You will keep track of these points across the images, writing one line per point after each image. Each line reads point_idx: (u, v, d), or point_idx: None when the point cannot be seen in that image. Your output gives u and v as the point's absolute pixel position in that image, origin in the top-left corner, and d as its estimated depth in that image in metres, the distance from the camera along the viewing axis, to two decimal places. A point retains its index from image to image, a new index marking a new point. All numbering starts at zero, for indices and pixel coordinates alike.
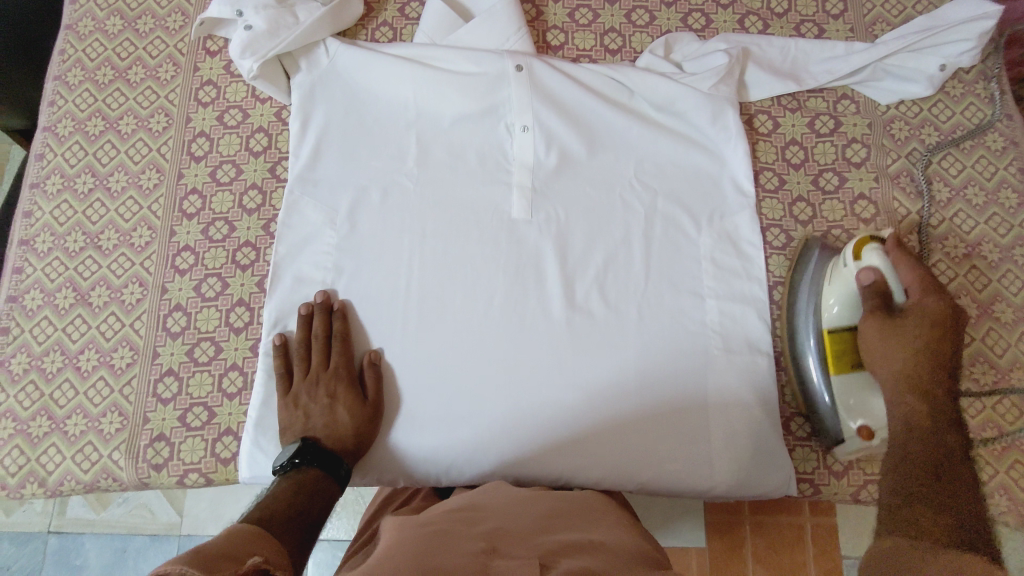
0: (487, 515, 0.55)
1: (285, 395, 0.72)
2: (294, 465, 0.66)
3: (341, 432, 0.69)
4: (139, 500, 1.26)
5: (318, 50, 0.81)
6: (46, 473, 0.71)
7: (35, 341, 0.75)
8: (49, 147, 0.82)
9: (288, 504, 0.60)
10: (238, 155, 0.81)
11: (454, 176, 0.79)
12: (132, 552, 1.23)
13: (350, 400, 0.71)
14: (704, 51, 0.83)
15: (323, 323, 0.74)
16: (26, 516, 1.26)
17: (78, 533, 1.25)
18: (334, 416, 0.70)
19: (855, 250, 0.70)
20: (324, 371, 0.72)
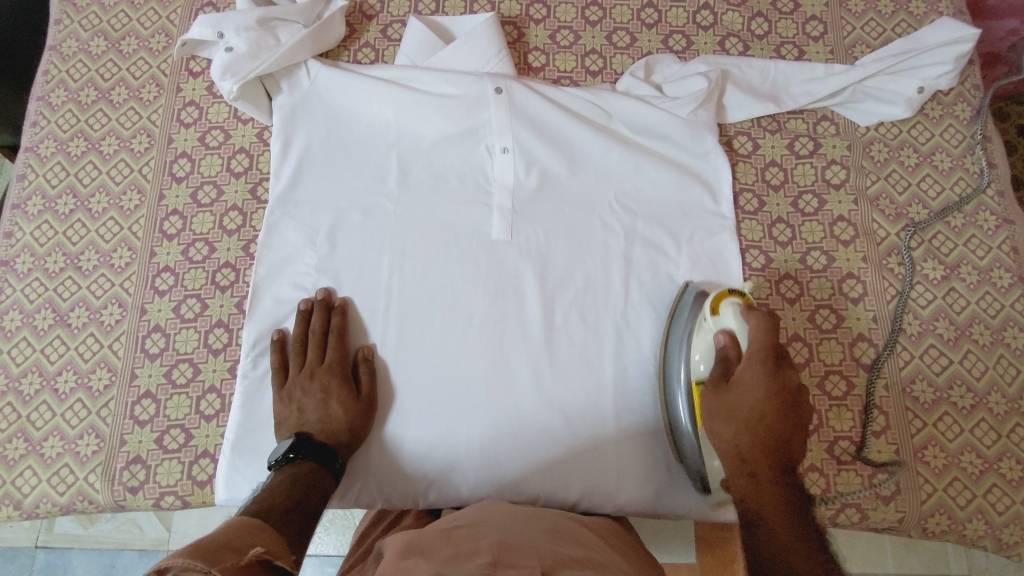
0: (487, 529, 0.55)
1: (281, 388, 0.72)
2: (289, 460, 0.66)
3: (332, 426, 0.69)
4: (128, 515, 1.26)
5: (299, 72, 0.82)
6: (22, 496, 0.71)
7: (13, 362, 0.75)
8: (30, 167, 0.82)
9: (288, 495, 0.61)
10: (220, 175, 0.82)
11: (436, 196, 0.79)
12: (121, 568, 1.23)
13: (343, 395, 0.71)
14: (684, 73, 0.83)
15: (322, 318, 0.74)
16: (13, 531, 1.26)
17: (66, 549, 1.25)
18: (327, 409, 0.70)
19: (714, 307, 0.68)
20: (320, 363, 0.73)
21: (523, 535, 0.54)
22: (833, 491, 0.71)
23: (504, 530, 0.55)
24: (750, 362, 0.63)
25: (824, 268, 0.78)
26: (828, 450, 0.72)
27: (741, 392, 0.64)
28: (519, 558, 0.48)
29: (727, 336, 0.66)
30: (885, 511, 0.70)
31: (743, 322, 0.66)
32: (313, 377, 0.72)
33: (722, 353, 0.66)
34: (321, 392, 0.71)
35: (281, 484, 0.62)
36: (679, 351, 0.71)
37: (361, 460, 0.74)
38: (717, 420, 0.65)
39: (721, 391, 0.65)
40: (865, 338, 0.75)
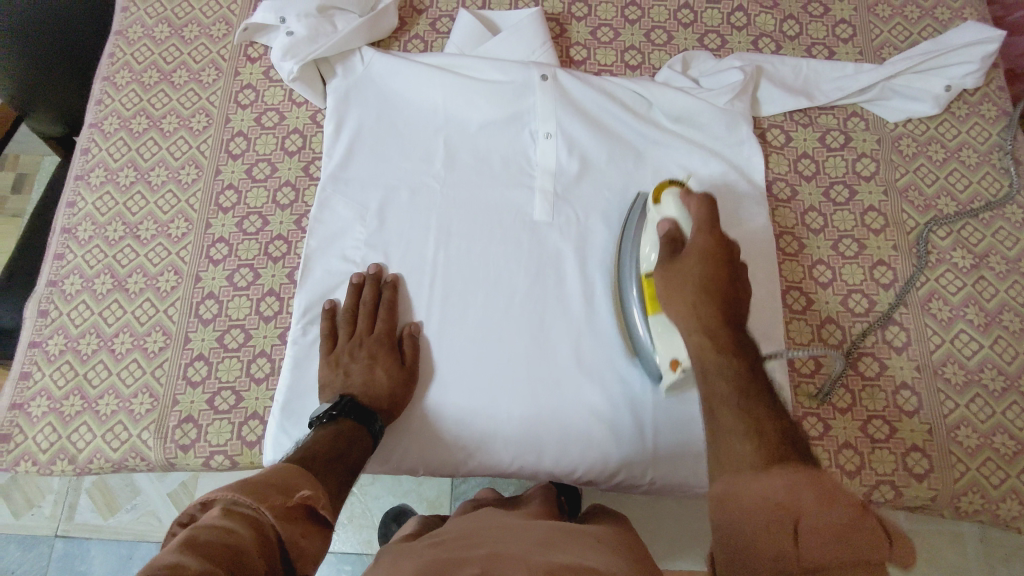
0: (482, 543, 0.58)
1: (328, 353, 0.75)
2: (330, 419, 0.68)
3: (376, 392, 0.72)
4: (149, 507, 1.32)
5: (353, 57, 0.86)
6: (77, 451, 0.73)
7: (72, 324, 0.78)
8: (94, 142, 0.86)
9: (329, 449, 0.62)
10: (274, 154, 0.85)
11: (481, 178, 0.83)
12: (138, 559, 1.30)
13: (389, 362, 0.73)
14: (720, 67, 0.87)
15: (373, 292, 0.77)
16: (34, 519, 1.34)
17: (85, 539, 1.31)
18: (372, 375, 0.72)
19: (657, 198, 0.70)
20: (368, 334, 0.75)
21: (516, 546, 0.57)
22: (868, 467, 0.72)
23: (499, 542, 0.57)
24: (698, 233, 0.63)
25: (856, 255, 0.81)
26: (862, 428, 0.74)
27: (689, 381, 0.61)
28: (506, 568, 0.50)
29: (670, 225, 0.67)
30: (919, 488, 0.71)
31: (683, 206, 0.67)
32: (361, 346, 0.75)
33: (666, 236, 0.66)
34: (368, 358, 0.73)
35: (322, 439, 0.64)
36: (632, 264, 0.74)
37: (403, 426, 0.76)
38: (671, 292, 0.62)
39: (670, 267, 0.63)
40: (896, 322, 0.77)
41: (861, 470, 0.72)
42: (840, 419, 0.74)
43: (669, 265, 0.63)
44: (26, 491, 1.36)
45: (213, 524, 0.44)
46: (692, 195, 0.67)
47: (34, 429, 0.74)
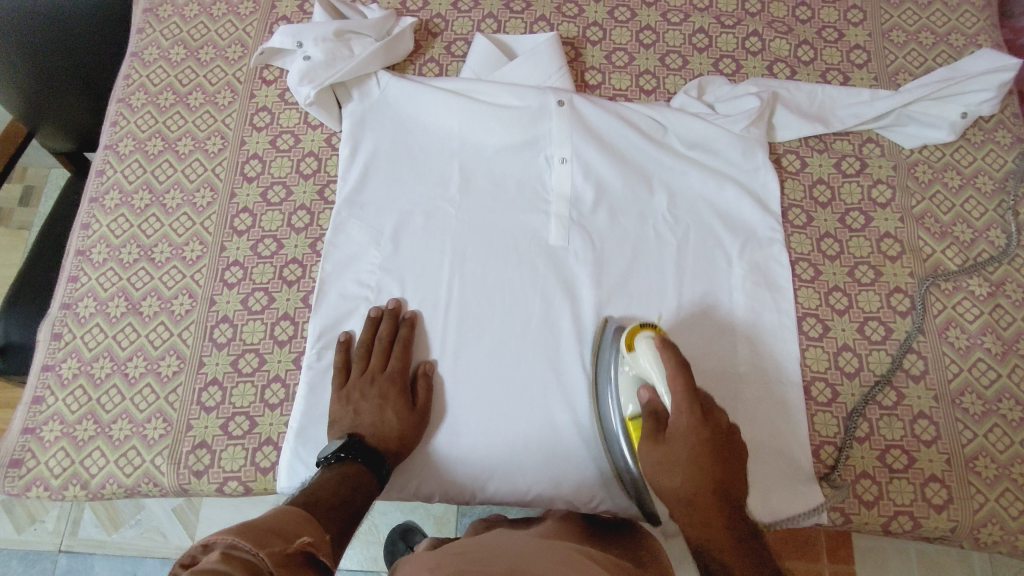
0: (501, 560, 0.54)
1: (340, 388, 0.74)
2: (339, 458, 0.67)
3: (386, 434, 0.71)
4: (152, 523, 1.36)
5: (369, 81, 0.86)
6: (89, 476, 0.73)
7: (85, 348, 0.78)
8: (109, 164, 0.86)
9: (335, 493, 0.61)
10: (289, 176, 0.85)
11: (496, 203, 0.83)
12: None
13: (400, 403, 0.72)
14: (735, 93, 0.87)
15: (390, 328, 0.77)
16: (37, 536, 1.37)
17: (88, 554, 1.35)
18: (382, 416, 0.71)
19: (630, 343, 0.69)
20: (381, 371, 0.75)
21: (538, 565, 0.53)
22: (887, 498, 0.71)
23: (518, 559, 0.54)
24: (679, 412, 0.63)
25: (872, 282, 0.80)
26: (880, 457, 0.73)
27: (673, 451, 0.63)
28: None
29: (649, 390, 0.67)
30: (938, 520, 0.70)
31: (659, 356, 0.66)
32: (373, 383, 0.74)
33: (648, 404, 0.66)
34: (379, 397, 0.72)
35: (329, 481, 0.63)
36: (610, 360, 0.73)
37: (420, 450, 0.75)
38: (663, 470, 0.63)
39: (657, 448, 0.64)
40: (913, 350, 0.77)
41: (880, 501, 0.71)
42: (858, 448, 0.74)
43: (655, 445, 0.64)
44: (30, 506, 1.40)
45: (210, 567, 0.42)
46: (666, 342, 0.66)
47: (47, 454, 0.73)
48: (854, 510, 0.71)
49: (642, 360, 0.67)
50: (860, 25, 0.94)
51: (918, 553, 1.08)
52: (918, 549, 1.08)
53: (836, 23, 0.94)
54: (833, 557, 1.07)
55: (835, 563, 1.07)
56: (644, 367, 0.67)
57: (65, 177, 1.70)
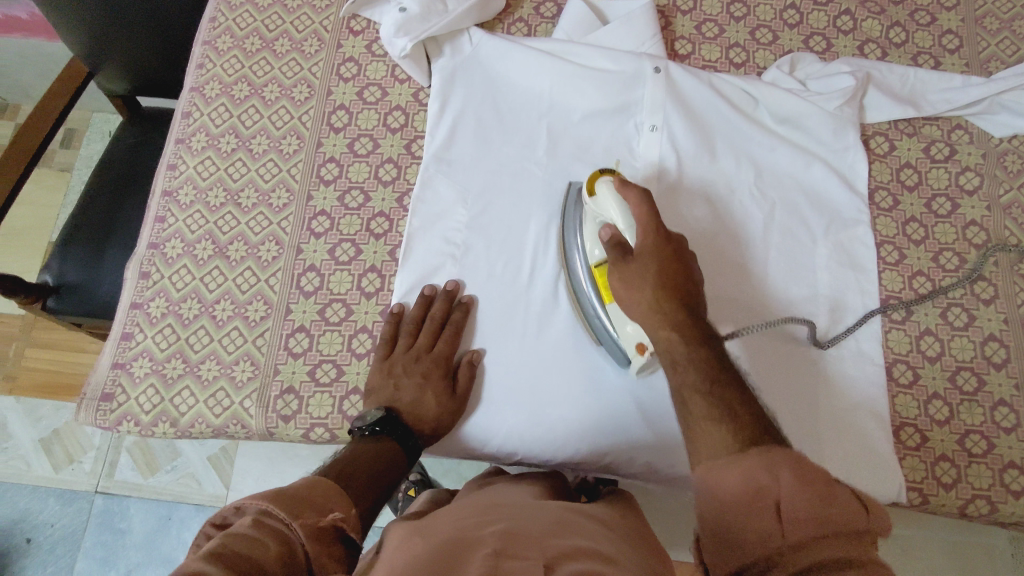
0: (497, 519, 0.54)
1: (383, 361, 0.74)
2: (374, 432, 0.66)
3: (422, 415, 0.70)
4: (186, 470, 1.44)
5: (462, 38, 0.85)
6: (178, 414, 0.74)
7: (173, 288, 0.78)
8: (195, 106, 0.86)
9: (371, 469, 0.61)
10: (376, 129, 0.85)
11: (581, 166, 0.82)
12: (177, 519, 1.41)
13: (441, 388, 0.72)
14: (828, 71, 0.85)
15: (443, 307, 0.76)
16: (75, 476, 1.46)
17: (124, 496, 1.43)
18: (422, 397, 0.71)
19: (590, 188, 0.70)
20: (428, 350, 0.74)
21: (526, 524, 0.53)
22: (965, 481, 0.73)
23: (512, 519, 0.54)
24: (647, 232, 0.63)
25: (957, 269, 0.81)
26: (960, 441, 0.75)
27: (643, 262, 0.62)
28: (521, 549, 0.47)
29: (609, 228, 0.66)
30: (1016, 505, 0.72)
31: (614, 196, 0.66)
32: (417, 362, 0.73)
33: (611, 240, 0.65)
34: (420, 377, 0.72)
35: (363, 453, 0.63)
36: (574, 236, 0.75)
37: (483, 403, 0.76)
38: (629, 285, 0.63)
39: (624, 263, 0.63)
40: (995, 338, 0.78)
41: (959, 484, 0.73)
42: (937, 430, 0.75)
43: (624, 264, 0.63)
44: (68, 447, 1.48)
45: (245, 534, 0.44)
46: (629, 185, 0.66)
47: (137, 390, 0.74)
48: (933, 492, 0.73)
49: (603, 204, 0.68)
50: (953, 9, 0.92)
51: (952, 542, 1.15)
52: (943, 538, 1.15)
53: (929, 6, 0.92)
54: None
55: None
56: (604, 210, 0.68)
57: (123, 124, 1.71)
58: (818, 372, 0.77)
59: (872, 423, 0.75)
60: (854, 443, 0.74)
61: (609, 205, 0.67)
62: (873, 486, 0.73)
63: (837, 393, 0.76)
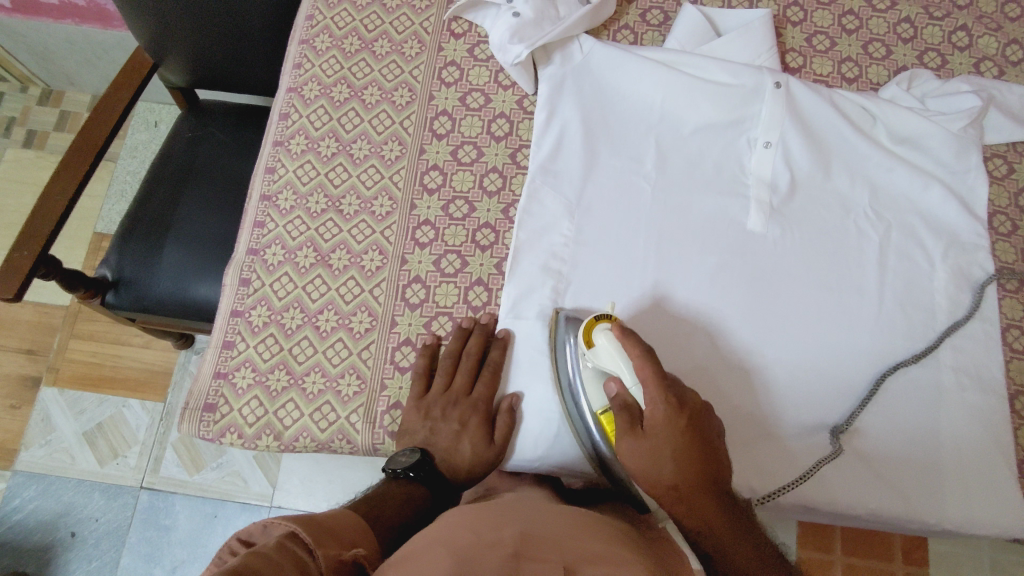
0: (514, 515, 0.50)
1: (420, 399, 0.71)
2: (407, 477, 0.64)
3: (457, 462, 0.68)
4: (234, 468, 1.39)
5: (572, 45, 0.82)
6: (282, 428, 0.72)
7: (275, 296, 0.76)
8: (294, 107, 0.84)
9: (398, 510, 0.59)
10: (480, 137, 0.83)
11: (693, 182, 0.79)
12: (222, 518, 1.36)
13: (478, 435, 0.68)
14: (947, 90, 0.83)
15: (480, 344, 0.73)
16: (119, 470, 1.40)
17: (169, 493, 1.38)
18: (457, 444, 0.68)
19: (586, 338, 0.64)
20: (465, 393, 0.71)
21: (547, 528, 0.48)
22: None
23: (530, 518, 0.50)
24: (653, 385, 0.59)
25: None
26: None
27: (657, 443, 0.57)
28: (543, 553, 0.43)
29: (615, 379, 0.62)
30: None
31: (620, 352, 0.61)
32: (454, 406, 0.70)
33: (618, 400, 0.60)
34: (458, 422, 0.69)
35: (394, 496, 0.61)
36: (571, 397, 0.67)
37: (539, 423, 0.71)
38: (643, 454, 0.58)
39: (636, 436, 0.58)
40: None
41: None
42: None
43: (633, 441, 0.58)
44: (111, 439, 1.43)
45: (265, 553, 0.43)
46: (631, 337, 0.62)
47: (241, 401, 0.73)
48: None
49: (602, 350, 0.63)
50: None
51: (992, 559, 1.12)
52: (993, 556, 1.12)
53: None
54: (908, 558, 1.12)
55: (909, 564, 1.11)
56: (603, 356, 0.63)
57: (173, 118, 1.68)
58: (940, 401, 0.74)
59: (994, 455, 0.73)
60: (902, 484, 0.72)
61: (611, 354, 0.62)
62: (996, 522, 0.71)
63: (959, 424, 0.74)
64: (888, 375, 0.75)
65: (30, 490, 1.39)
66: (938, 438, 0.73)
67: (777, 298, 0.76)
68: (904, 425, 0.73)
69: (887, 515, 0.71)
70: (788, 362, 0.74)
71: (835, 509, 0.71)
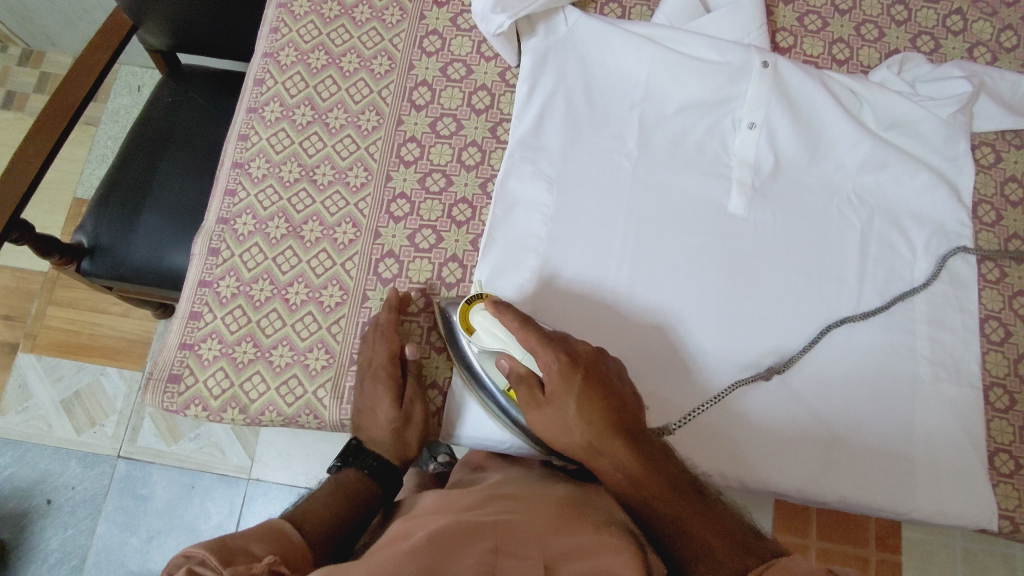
0: (492, 505, 0.51)
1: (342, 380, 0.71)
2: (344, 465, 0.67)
3: (377, 434, 0.68)
4: (211, 439, 1.38)
5: (557, 16, 0.79)
6: (248, 401, 0.70)
7: (244, 267, 0.75)
8: (269, 73, 0.82)
9: (329, 513, 0.61)
10: (459, 110, 0.80)
11: (675, 162, 0.77)
12: (200, 488, 1.36)
13: (387, 403, 0.68)
14: (938, 75, 0.81)
15: (393, 317, 0.71)
16: (96, 439, 1.39)
17: (147, 462, 1.37)
18: (376, 419, 0.68)
19: (467, 326, 0.66)
20: (370, 363, 0.69)
21: (526, 517, 0.49)
22: None
23: (508, 507, 0.51)
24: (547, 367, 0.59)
25: None
26: None
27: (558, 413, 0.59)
28: (522, 547, 0.44)
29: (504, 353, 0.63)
30: None
31: (497, 322, 0.63)
32: (364, 383, 0.69)
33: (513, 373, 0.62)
34: (369, 402, 0.68)
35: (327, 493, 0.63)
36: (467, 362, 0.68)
37: None
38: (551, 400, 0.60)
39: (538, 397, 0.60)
40: None
41: None
42: None
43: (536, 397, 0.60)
44: (88, 407, 1.41)
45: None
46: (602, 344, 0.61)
47: (207, 373, 0.71)
48: None
49: (481, 333, 0.64)
50: None
51: (963, 548, 1.12)
52: (964, 544, 1.12)
53: None
54: (882, 544, 1.10)
55: (883, 550, 1.10)
56: (484, 340, 0.64)
57: (155, 82, 1.64)
58: (915, 389, 0.74)
59: (965, 445, 0.72)
60: (877, 479, 0.71)
61: (490, 332, 0.63)
62: (966, 512, 0.70)
63: (932, 413, 0.73)
64: (870, 361, 0.74)
65: (5, 456, 1.38)
66: (912, 426, 0.73)
67: (762, 295, 0.75)
68: (885, 416, 0.73)
69: (857, 503, 0.70)
70: (751, 353, 0.73)
71: (804, 495, 0.71)
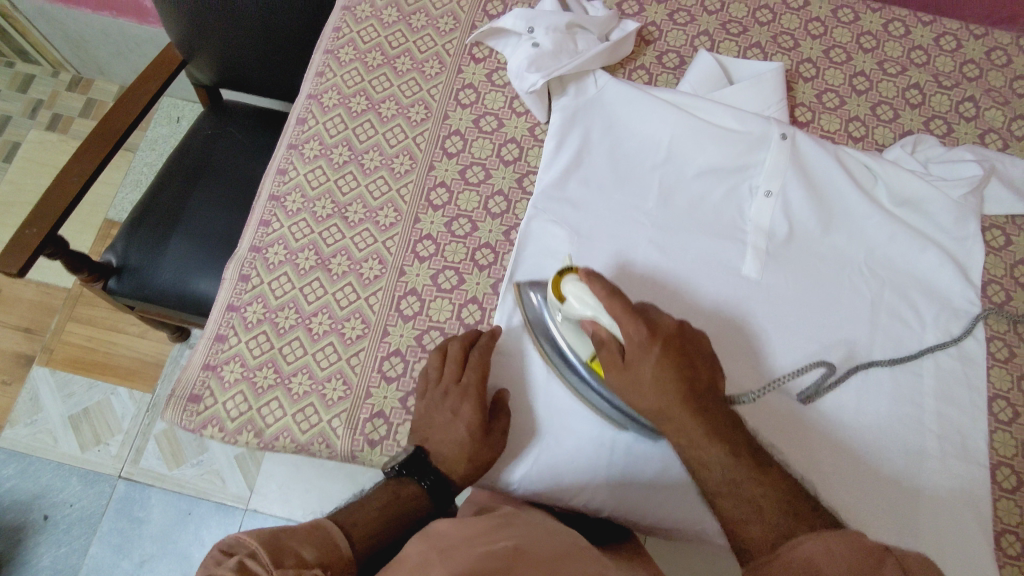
0: (505, 531, 0.51)
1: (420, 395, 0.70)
2: (400, 474, 0.65)
3: (453, 453, 0.66)
4: (213, 466, 1.38)
5: (588, 79, 0.85)
6: (265, 425, 0.72)
7: (272, 294, 0.77)
8: (311, 113, 0.86)
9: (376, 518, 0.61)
10: (489, 159, 0.84)
11: (694, 224, 0.80)
12: (196, 516, 1.35)
13: (474, 422, 0.66)
14: (950, 157, 0.84)
15: (467, 336, 0.72)
16: (99, 457, 1.40)
17: (146, 485, 1.38)
18: (451, 435, 0.66)
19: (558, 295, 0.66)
20: (457, 381, 0.69)
21: (534, 545, 0.49)
22: None
23: (521, 535, 0.51)
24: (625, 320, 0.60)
25: None
26: None
27: (637, 373, 0.60)
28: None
29: (590, 322, 0.64)
30: None
31: (588, 292, 0.63)
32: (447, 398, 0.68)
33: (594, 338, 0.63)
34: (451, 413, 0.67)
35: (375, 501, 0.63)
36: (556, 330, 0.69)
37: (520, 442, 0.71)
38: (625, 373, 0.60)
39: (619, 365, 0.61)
40: None
41: None
42: None
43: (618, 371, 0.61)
44: (95, 424, 1.42)
45: None
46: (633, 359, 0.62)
47: (226, 394, 0.73)
48: None
49: (570, 303, 0.64)
50: None
51: None
52: None
53: None
54: None
55: None
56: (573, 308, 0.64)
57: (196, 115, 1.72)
58: (923, 461, 0.74)
59: (971, 523, 0.72)
60: None
61: (579, 299, 0.63)
62: None
63: (940, 488, 0.73)
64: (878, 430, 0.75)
65: (9, 467, 1.39)
66: (918, 497, 0.73)
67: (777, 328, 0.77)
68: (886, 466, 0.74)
69: None
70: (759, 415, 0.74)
71: None
